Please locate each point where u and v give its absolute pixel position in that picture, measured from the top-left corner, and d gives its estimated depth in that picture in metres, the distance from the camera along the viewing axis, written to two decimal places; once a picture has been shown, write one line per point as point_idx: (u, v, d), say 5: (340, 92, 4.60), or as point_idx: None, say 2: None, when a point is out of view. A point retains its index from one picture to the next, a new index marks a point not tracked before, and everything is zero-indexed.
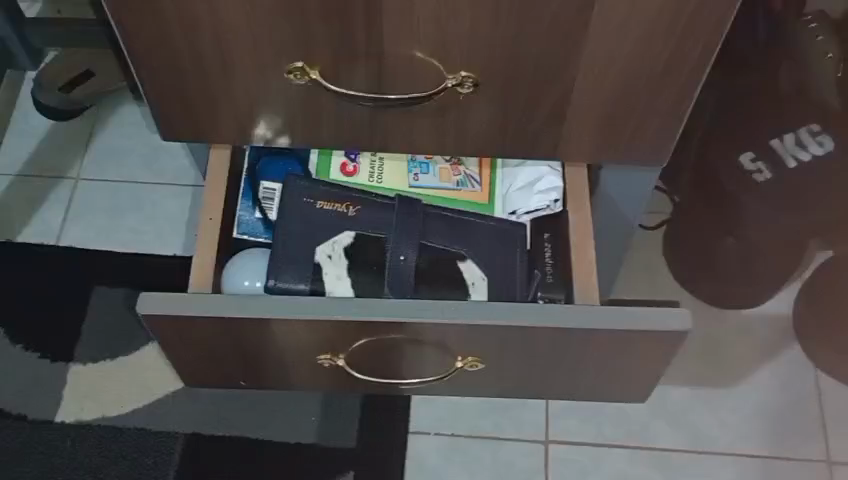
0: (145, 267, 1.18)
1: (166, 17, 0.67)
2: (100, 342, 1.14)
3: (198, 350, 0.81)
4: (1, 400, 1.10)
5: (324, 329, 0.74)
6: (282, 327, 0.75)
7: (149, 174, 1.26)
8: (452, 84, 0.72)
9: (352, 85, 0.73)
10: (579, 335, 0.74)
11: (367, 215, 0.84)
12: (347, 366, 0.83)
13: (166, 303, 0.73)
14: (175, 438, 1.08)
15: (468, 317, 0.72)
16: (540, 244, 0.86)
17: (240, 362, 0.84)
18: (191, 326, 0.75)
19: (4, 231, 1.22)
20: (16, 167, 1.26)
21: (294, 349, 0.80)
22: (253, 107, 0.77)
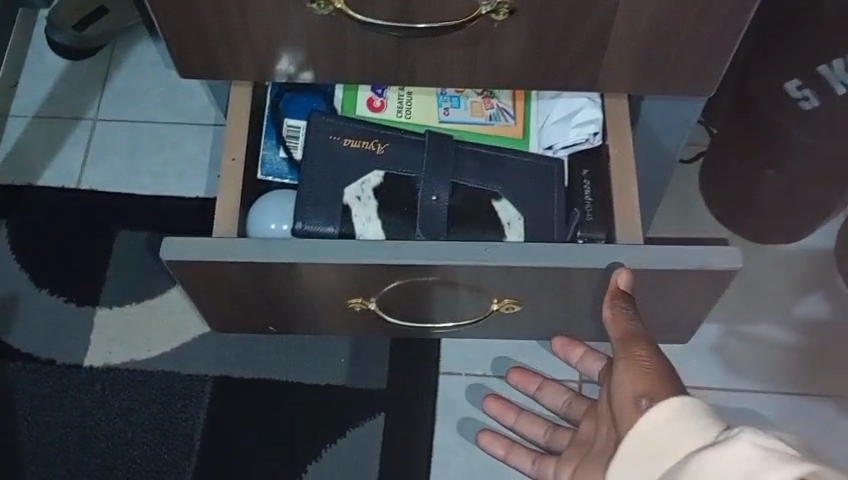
0: (167, 210, 1.16)
1: None
2: (126, 285, 1.13)
3: (226, 295, 0.79)
4: (28, 343, 1.10)
5: (355, 273, 0.72)
6: (311, 271, 0.72)
7: (169, 113, 1.23)
8: (486, 12, 0.67)
9: (379, 14, 0.68)
10: (619, 275, 0.71)
11: (396, 153, 0.81)
12: (379, 310, 0.81)
13: (188, 248, 0.70)
14: (204, 381, 1.07)
15: (504, 259, 0.69)
16: (578, 182, 0.82)
17: (269, 307, 0.82)
18: (215, 271, 0.73)
19: (23, 173, 1.20)
20: (33, 108, 1.24)
21: (324, 293, 0.77)
22: (275, 40, 0.73)
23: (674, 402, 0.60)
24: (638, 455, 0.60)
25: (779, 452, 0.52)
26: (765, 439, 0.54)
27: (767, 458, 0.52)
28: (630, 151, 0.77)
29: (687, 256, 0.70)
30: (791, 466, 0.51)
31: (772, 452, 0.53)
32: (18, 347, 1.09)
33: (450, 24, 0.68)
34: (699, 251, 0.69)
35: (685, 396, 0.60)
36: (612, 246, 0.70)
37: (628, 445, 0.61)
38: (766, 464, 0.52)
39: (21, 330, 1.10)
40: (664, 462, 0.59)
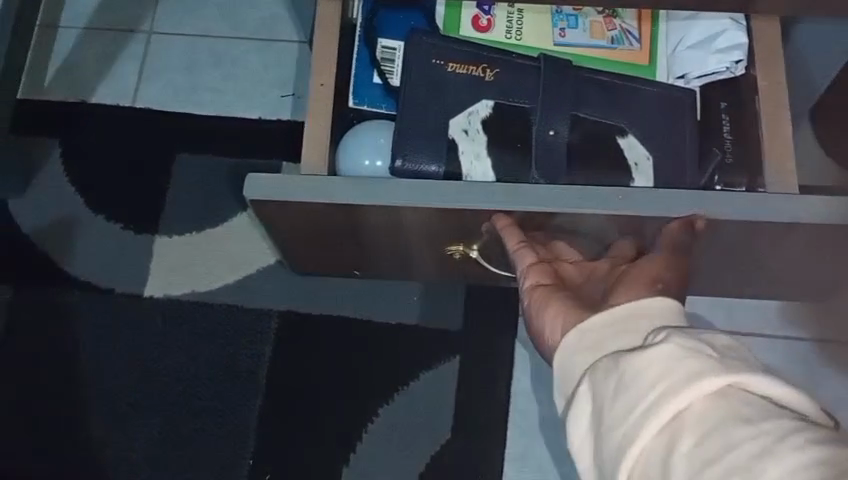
0: (232, 132, 1.09)
1: None
2: (187, 213, 1.07)
3: (330, 239, 0.79)
4: (86, 272, 1.04)
5: (462, 215, 0.68)
6: (412, 213, 0.69)
7: (231, 24, 1.14)
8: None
9: None
10: (740, 226, 0.67)
11: (508, 79, 0.75)
12: (479, 257, 0.80)
13: (273, 186, 0.68)
14: (269, 316, 1.02)
15: (628, 209, 0.65)
16: (717, 115, 0.78)
17: (373, 250, 0.83)
18: (316, 213, 0.71)
19: (75, 89, 1.12)
20: (83, 20, 1.15)
21: (426, 239, 0.76)
22: None
23: (652, 299, 0.53)
24: (585, 345, 0.52)
25: (708, 352, 0.45)
26: (695, 341, 0.46)
27: (688, 358, 0.44)
28: (781, 84, 0.73)
29: (807, 208, 0.64)
30: (717, 365, 0.43)
31: (700, 351, 0.45)
32: (74, 275, 1.04)
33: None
34: (788, 201, 0.65)
35: (663, 296, 0.54)
36: (743, 193, 0.65)
37: (572, 340, 0.54)
38: (686, 362, 0.44)
39: (78, 258, 1.05)
40: (590, 354, 0.52)
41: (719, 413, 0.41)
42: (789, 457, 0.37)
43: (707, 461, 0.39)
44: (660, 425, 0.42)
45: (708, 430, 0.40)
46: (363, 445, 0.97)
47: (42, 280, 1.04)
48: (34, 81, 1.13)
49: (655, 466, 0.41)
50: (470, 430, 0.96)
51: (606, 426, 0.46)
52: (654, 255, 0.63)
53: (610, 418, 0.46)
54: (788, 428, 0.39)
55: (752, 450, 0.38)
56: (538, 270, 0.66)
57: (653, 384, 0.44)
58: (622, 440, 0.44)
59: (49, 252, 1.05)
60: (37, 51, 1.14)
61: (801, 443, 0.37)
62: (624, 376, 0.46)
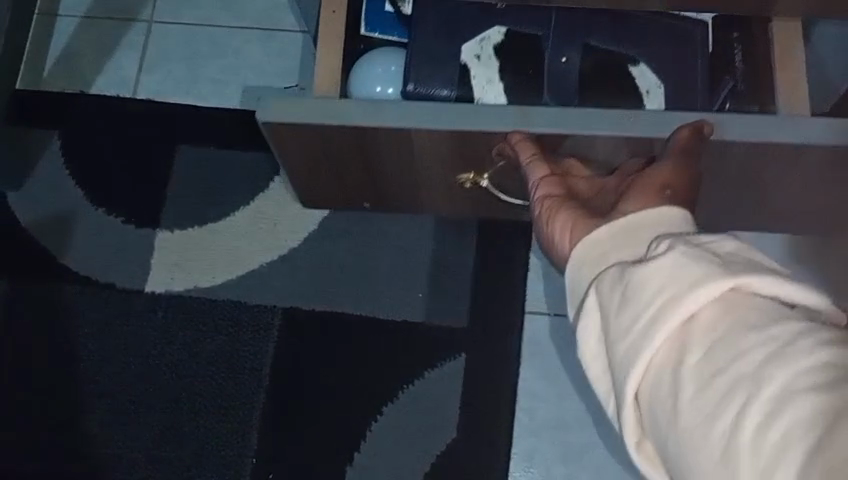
0: (234, 124, 1.07)
1: None
2: (188, 206, 1.05)
3: (345, 167, 0.83)
4: (87, 267, 1.03)
5: (473, 139, 0.71)
6: (423, 139, 0.72)
7: (232, 14, 1.11)
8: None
9: None
10: (748, 150, 0.68)
11: (519, 9, 0.76)
12: (487, 186, 0.83)
13: (281, 112, 0.70)
14: (272, 312, 1.01)
15: (637, 130, 0.67)
16: (729, 50, 0.80)
17: (388, 180, 0.86)
18: (326, 137, 0.74)
19: (75, 79, 1.10)
20: (84, 8, 1.13)
21: (440, 168, 0.80)
22: None
23: (662, 209, 0.52)
24: (589, 254, 0.52)
25: (710, 257, 0.44)
26: (697, 248, 0.45)
27: (691, 264, 0.44)
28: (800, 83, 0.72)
29: (816, 129, 0.66)
30: (720, 269, 0.43)
31: (703, 257, 0.44)
32: (74, 270, 1.03)
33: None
34: (793, 123, 0.66)
35: (674, 206, 0.53)
36: (750, 116, 0.67)
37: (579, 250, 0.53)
38: (690, 269, 0.43)
39: (79, 253, 1.04)
40: (596, 262, 0.51)
41: (726, 320, 0.41)
42: (799, 360, 0.37)
43: (717, 371, 0.40)
44: (668, 333, 0.42)
45: (716, 341, 0.40)
46: (368, 444, 0.96)
47: (43, 274, 1.03)
48: (34, 72, 1.11)
49: (665, 376, 0.42)
50: (475, 427, 0.95)
51: (612, 334, 0.46)
52: (665, 161, 0.63)
53: (616, 328, 0.46)
54: (795, 331, 0.39)
55: (758, 359, 0.39)
56: (549, 184, 0.66)
57: (657, 293, 0.44)
58: (629, 349, 0.44)
59: (49, 246, 1.04)
60: (34, 42, 1.12)
61: (810, 346, 0.38)
62: (628, 287, 0.45)
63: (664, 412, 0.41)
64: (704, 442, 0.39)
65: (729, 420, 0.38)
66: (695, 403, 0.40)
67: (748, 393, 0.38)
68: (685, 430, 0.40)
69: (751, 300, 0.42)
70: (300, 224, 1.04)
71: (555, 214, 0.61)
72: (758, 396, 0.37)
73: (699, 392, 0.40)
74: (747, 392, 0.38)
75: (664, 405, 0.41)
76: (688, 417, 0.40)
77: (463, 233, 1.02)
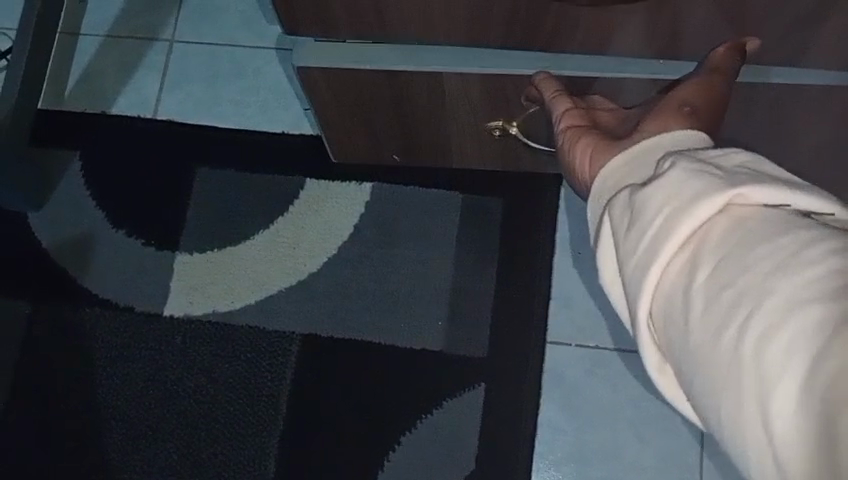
0: (255, 147, 1.06)
1: None
2: (206, 228, 1.04)
3: (361, 121, 0.76)
4: (107, 290, 1.03)
5: (505, 84, 0.65)
6: (455, 82, 0.66)
7: (253, 34, 1.10)
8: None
9: None
10: None
11: None
12: (519, 135, 0.74)
13: (314, 56, 0.64)
14: (291, 339, 1.00)
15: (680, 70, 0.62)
16: None
17: (408, 133, 0.78)
18: (349, 80, 0.66)
19: (97, 99, 1.10)
20: (105, 28, 1.12)
21: (463, 112, 0.71)
22: (402, 23, 0.59)
23: (682, 132, 0.48)
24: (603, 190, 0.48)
25: (714, 171, 0.41)
26: (702, 164, 0.41)
27: (694, 179, 0.40)
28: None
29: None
30: (724, 181, 0.39)
31: (705, 171, 0.41)
32: (94, 293, 1.03)
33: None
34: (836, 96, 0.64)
35: (696, 130, 0.48)
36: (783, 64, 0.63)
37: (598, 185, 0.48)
38: (694, 183, 0.40)
39: (99, 277, 1.03)
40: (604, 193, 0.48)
41: (730, 230, 0.37)
42: (807, 269, 0.34)
43: (724, 284, 0.36)
44: (673, 250, 0.39)
45: (724, 252, 0.37)
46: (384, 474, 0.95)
47: (61, 295, 1.03)
48: (56, 91, 1.10)
49: (675, 294, 0.38)
50: (495, 458, 0.94)
51: (621, 256, 0.43)
52: (692, 81, 0.54)
53: (624, 249, 0.42)
54: (805, 238, 0.35)
55: (766, 266, 0.35)
56: (570, 112, 0.58)
57: (660, 209, 0.40)
58: (638, 268, 0.40)
59: (69, 268, 1.04)
60: (57, 61, 1.11)
61: (820, 255, 0.34)
62: (635, 208, 0.42)
63: (675, 333, 0.38)
64: (713, 359, 0.36)
65: (736, 334, 0.35)
66: (704, 321, 0.36)
67: (754, 304, 0.35)
68: (695, 351, 0.37)
69: (759, 210, 0.38)
70: (318, 248, 1.03)
71: (579, 141, 0.53)
72: (765, 308, 0.34)
73: (707, 307, 0.37)
74: (753, 303, 0.35)
75: (675, 323, 0.38)
76: (697, 334, 0.37)
77: (484, 259, 1.01)
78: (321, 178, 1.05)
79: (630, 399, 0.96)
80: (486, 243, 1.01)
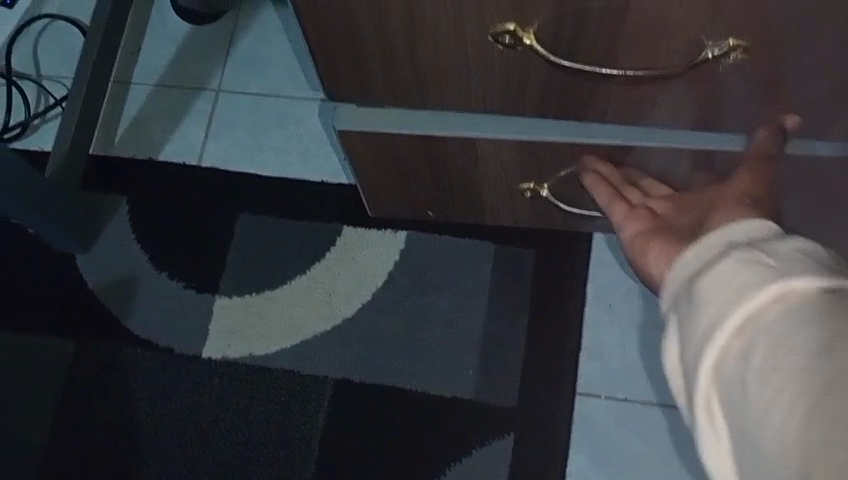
0: (295, 194, 1.10)
1: (353, 7, 0.53)
2: (247, 272, 1.08)
3: (400, 183, 0.79)
4: (149, 330, 1.06)
5: (536, 152, 0.67)
6: (489, 149, 0.68)
7: (296, 87, 1.14)
8: (714, 57, 0.52)
9: (580, 55, 0.54)
10: None
11: None
12: (550, 197, 0.76)
13: (358, 119, 0.67)
14: (325, 383, 1.02)
15: (706, 143, 0.63)
16: None
17: (445, 196, 0.81)
18: (389, 144, 0.70)
19: (145, 145, 1.14)
20: (155, 77, 1.17)
21: (495, 177, 0.74)
22: (438, 91, 0.62)
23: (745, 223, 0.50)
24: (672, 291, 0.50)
25: (767, 262, 0.45)
26: (755, 254, 0.46)
27: (751, 270, 0.45)
28: None
29: None
30: (776, 273, 0.44)
31: (758, 262, 0.45)
32: (136, 333, 1.06)
33: (669, 72, 0.54)
34: None
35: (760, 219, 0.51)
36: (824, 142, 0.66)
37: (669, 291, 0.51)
38: (750, 275, 0.45)
39: (142, 317, 1.07)
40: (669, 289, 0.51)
41: (781, 318, 0.42)
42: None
43: (777, 367, 0.40)
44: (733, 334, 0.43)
45: (774, 337, 0.41)
46: None
47: (105, 334, 1.06)
48: (107, 137, 1.15)
49: (729, 369, 0.43)
50: None
51: (684, 341, 0.47)
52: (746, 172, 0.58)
53: (687, 336, 0.47)
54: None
55: (814, 351, 0.39)
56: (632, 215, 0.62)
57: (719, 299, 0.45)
58: (701, 348, 0.45)
59: (113, 309, 1.07)
60: (110, 108, 1.16)
61: None
62: (696, 298, 0.47)
63: (732, 410, 0.42)
64: (767, 434, 0.40)
65: (786, 411, 0.39)
66: (756, 399, 0.41)
67: (802, 385, 0.39)
68: (751, 425, 0.41)
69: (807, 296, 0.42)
70: (354, 294, 1.05)
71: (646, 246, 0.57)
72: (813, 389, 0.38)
73: (760, 385, 0.41)
74: (800, 384, 0.39)
75: (731, 400, 0.42)
76: (752, 408, 0.41)
77: (516, 310, 1.02)
78: (358, 225, 1.08)
79: (659, 453, 0.96)
80: (517, 294, 1.03)
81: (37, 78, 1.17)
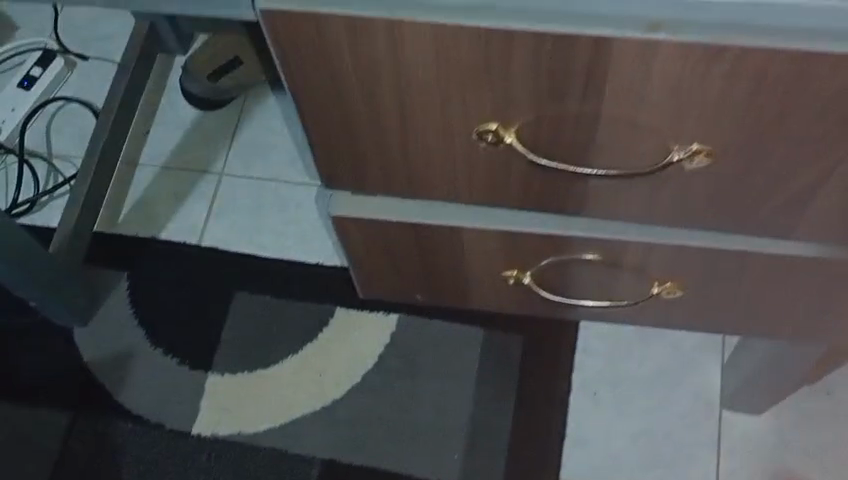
0: (292, 276, 1.13)
1: (349, 101, 0.57)
2: (241, 350, 1.10)
3: (391, 267, 0.82)
4: (140, 405, 1.08)
5: (519, 241, 0.71)
6: (475, 238, 0.72)
7: (296, 174, 1.19)
8: (679, 159, 0.56)
9: (557, 153, 0.59)
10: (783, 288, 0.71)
11: None
12: (533, 285, 0.78)
13: (352, 205, 0.71)
14: (311, 463, 1.03)
15: (679, 238, 0.67)
16: None
17: (434, 281, 0.84)
18: (382, 231, 0.73)
19: (148, 224, 1.18)
20: (162, 159, 1.22)
21: (481, 264, 0.77)
22: (427, 182, 0.66)
23: None
24: None
25: None
26: None
27: None
28: None
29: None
30: None
31: None
32: (127, 408, 1.08)
33: (640, 170, 0.58)
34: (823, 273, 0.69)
35: None
36: None
37: None
38: None
39: (134, 392, 1.08)
40: None
41: None
42: None
43: None
44: None
45: None
46: None
47: (97, 407, 1.08)
48: (111, 215, 1.19)
49: None
50: None
51: None
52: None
53: None
54: None
55: None
56: None
57: None
58: None
59: (107, 382, 1.09)
60: (116, 187, 1.20)
61: None
62: None
63: None
64: None
65: None
66: None
67: None
68: None
69: None
70: (344, 376, 1.07)
71: None
72: None
73: None
74: None
75: None
76: None
77: (502, 397, 1.04)
78: (352, 307, 1.11)
79: None
80: (503, 381, 1.05)
81: (48, 156, 1.22)
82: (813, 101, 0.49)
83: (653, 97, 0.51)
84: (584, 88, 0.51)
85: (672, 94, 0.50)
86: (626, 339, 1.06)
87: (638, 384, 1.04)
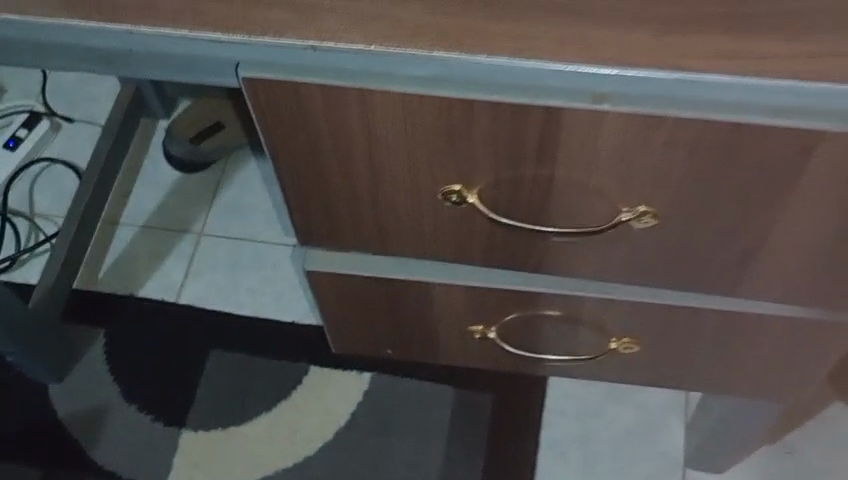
0: (266, 334, 1.15)
1: (324, 163, 0.61)
2: (215, 406, 1.11)
3: (363, 322, 0.85)
4: (114, 461, 1.09)
5: (484, 297, 0.74)
6: (442, 294, 0.75)
7: (273, 234, 1.23)
8: (627, 219, 0.60)
9: (517, 213, 0.63)
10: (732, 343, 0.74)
11: None
12: (498, 339, 0.82)
13: (326, 262, 0.74)
14: None
15: (633, 294, 0.71)
16: None
17: (404, 335, 0.87)
18: (354, 286, 0.76)
19: (126, 281, 1.20)
20: (142, 218, 1.25)
21: (449, 319, 0.81)
22: (396, 239, 0.69)
23: None
24: None
25: None
26: None
27: None
28: None
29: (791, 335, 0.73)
30: None
31: None
32: (99, 463, 1.08)
33: (592, 228, 0.62)
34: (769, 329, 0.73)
35: None
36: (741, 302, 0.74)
37: None
38: None
39: (107, 448, 1.09)
40: None
41: None
42: None
43: None
44: None
45: None
46: None
47: (70, 463, 1.08)
48: (90, 272, 1.21)
49: None
50: None
51: None
52: None
53: None
54: None
55: None
56: None
57: None
58: None
59: (80, 438, 1.10)
60: (96, 245, 1.23)
61: None
62: None
63: None
64: None
65: None
66: None
67: None
68: None
69: None
70: (316, 432, 1.09)
71: None
72: None
73: None
74: None
75: None
76: None
77: (470, 454, 1.06)
78: (325, 364, 1.13)
79: None
80: (472, 439, 1.07)
81: (30, 215, 1.25)
82: (747, 169, 0.54)
83: (603, 161, 0.55)
84: (540, 152, 0.55)
85: (620, 158, 0.55)
86: (592, 398, 1.09)
87: (604, 442, 1.06)
